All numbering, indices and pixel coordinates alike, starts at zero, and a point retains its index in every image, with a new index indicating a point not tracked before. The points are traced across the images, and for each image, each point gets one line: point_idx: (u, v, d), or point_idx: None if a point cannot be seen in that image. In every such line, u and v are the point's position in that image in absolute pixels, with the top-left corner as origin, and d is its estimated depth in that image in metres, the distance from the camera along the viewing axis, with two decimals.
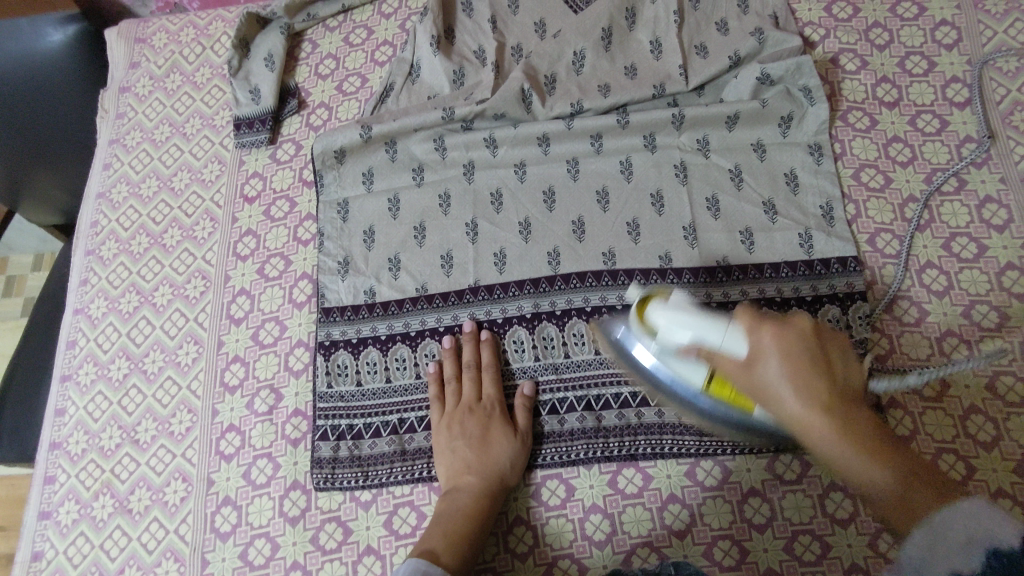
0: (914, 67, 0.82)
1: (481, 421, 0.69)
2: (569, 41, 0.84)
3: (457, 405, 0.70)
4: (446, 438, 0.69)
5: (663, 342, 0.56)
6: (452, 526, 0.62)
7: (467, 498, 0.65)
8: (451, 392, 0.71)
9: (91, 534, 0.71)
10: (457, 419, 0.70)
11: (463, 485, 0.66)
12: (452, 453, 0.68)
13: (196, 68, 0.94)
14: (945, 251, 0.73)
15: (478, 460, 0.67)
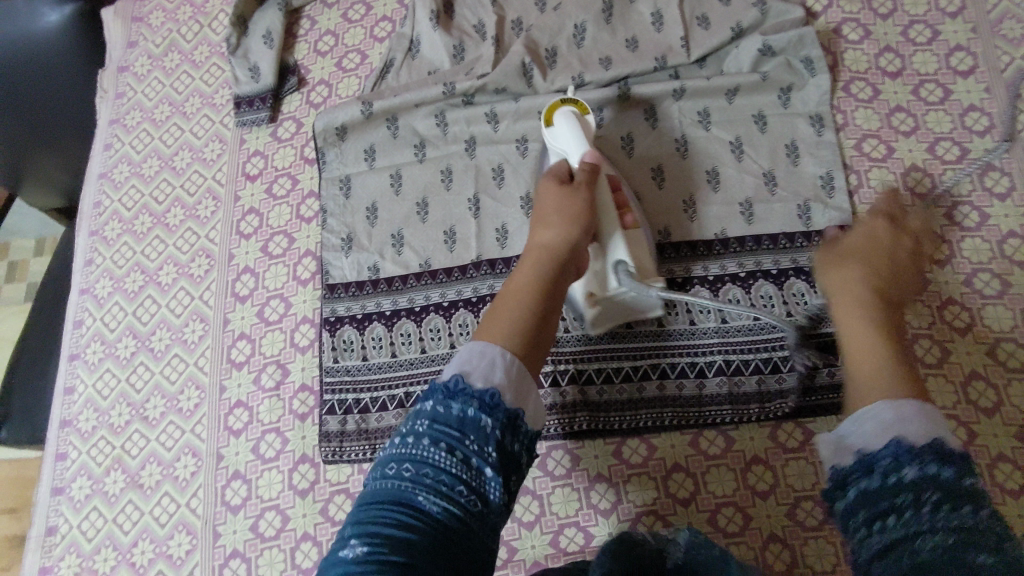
0: (917, 36, 0.81)
1: (580, 206, 0.62)
2: (570, 14, 0.83)
3: (557, 189, 0.63)
4: (542, 237, 0.60)
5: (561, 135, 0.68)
6: (524, 311, 0.53)
7: (545, 302, 0.55)
8: (555, 185, 0.64)
9: (104, 509, 0.73)
10: (566, 199, 0.62)
11: (547, 278, 0.56)
12: (547, 240, 0.59)
13: (194, 46, 0.94)
14: (946, 220, 0.73)
15: (564, 255, 0.59)
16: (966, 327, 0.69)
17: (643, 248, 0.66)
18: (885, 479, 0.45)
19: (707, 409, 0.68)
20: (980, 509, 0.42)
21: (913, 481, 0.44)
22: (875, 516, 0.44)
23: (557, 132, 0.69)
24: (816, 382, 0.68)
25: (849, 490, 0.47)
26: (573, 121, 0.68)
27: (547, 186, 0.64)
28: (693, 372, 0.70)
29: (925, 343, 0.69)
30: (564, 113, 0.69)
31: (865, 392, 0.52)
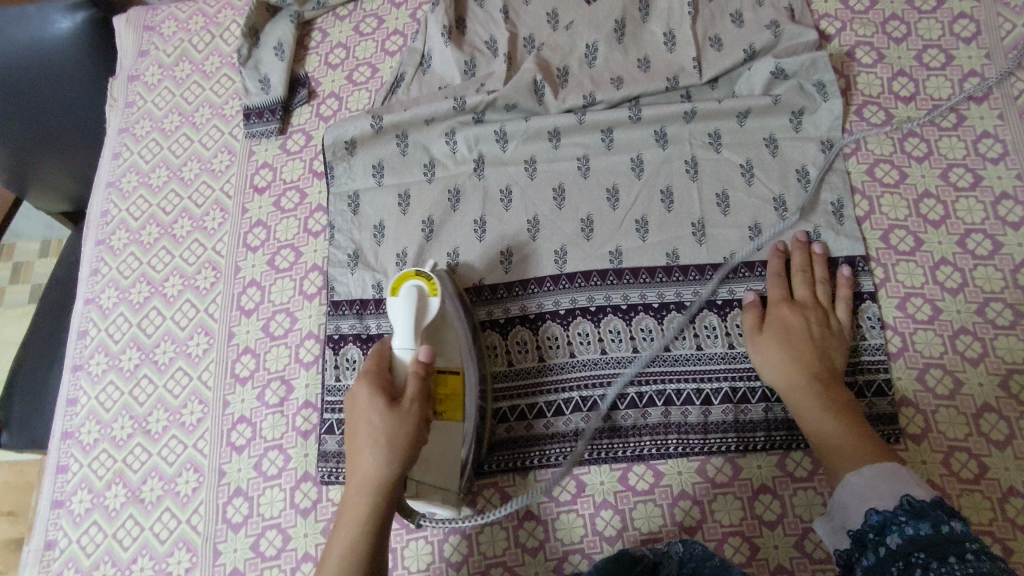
0: (931, 60, 0.81)
1: (407, 432, 0.57)
2: (581, 34, 0.83)
3: (384, 412, 0.57)
4: (360, 464, 0.56)
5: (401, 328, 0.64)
6: (355, 567, 0.54)
7: (371, 539, 0.55)
8: (382, 398, 0.58)
9: (104, 523, 0.72)
10: (394, 429, 0.56)
11: (370, 527, 0.55)
12: (363, 469, 0.56)
13: (205, 56, 0.93)
14: (959, 247, 0.73)
15: (384, 485, 0.56)
16: (979, 357, 0.68)
17: (450, 452, 0.65)
18: (937, 526, 0.47)
19: (712, 437, 0.68)
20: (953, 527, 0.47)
21: (964, 533, 0.46)
22: (932, 555, 0.46)
23: (396, 309, 0.64)
24: None
25: (894, 536, 0.49)
26: (415, 303, 0.64)
27: (372, 393, 0.58)
28: (699, 399, 0.69)
29: (936, 373, 0.68)
30: (410, 293, 0.64)
31: (842, 461, 0.59)
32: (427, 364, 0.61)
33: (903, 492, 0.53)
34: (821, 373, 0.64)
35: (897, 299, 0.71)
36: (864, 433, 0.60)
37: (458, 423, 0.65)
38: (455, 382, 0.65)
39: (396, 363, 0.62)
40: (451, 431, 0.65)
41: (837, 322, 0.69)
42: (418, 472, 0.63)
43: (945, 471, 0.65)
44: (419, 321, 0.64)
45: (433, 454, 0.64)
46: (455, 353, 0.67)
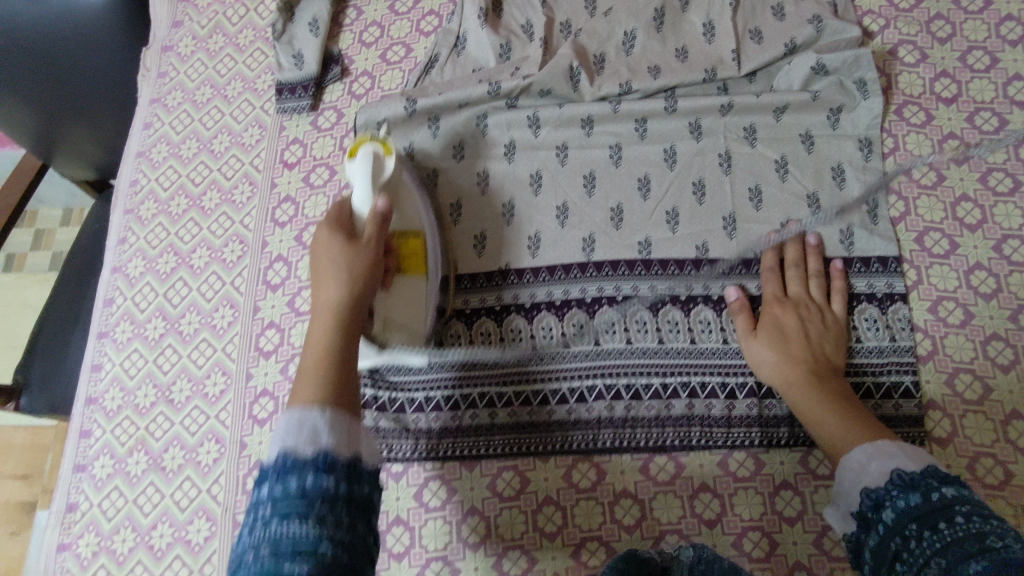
0: (975, 62, 0.79)
1: (369, 262, 0.61)
2: (620, 21, 0.82)
3: (342, 245, 0.62)
4: (324, 294, 0.59)
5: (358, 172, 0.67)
6: (334, 350, 0.55)
7: (342, 338, 0.56)
8: (342, 235, 0.63)
9: (125, 489, 0.73)
10: (349, 257, 0.61)
11: (335, 336, 0.56)
12: (328, 298, 0.58)
13: (239, 30, 0.94)
14: (995, 252, 0.72)
15: (351, 307, 0.58)
16: (1011, 364, 0.67)
17: (415, 312, 0.69)
18: (927, 495, 0.48)
19: (736, 431, 0.68)
20: (944, 495, 0.48)
21: (953, 497, 0.48)
22: (926, 525, 0.47)
23: (354, 170, 0.68)
24: None
25: (889, 511, 0.50)
26: (371, 162, 0.67)
27: (332, 231, 0.63)
28: (724, 392, 0.69)
29: (965, 377, 0.68)
30: (366, 153, 0.68)
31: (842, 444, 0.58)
32: (386, 212, 0.65)
33: (892, 467, 0.53)
34: (814, 366, 0.65)
35: (929, 302, 0.70)
36: (861, 419, 0.60)
37: (421, 277, 0.69)
38: (414, 240, 0.69)
39: (357, 216, 0.66)
40: (415, 285, 0.69)
41: (830, 316, 0.69)
42: (383, 312, 0.67)
43: (971, 476, 0.64)
44: (377, 177, 0.68)
45: (397, 307, 0.68)
46: (414, 215, 0.71)
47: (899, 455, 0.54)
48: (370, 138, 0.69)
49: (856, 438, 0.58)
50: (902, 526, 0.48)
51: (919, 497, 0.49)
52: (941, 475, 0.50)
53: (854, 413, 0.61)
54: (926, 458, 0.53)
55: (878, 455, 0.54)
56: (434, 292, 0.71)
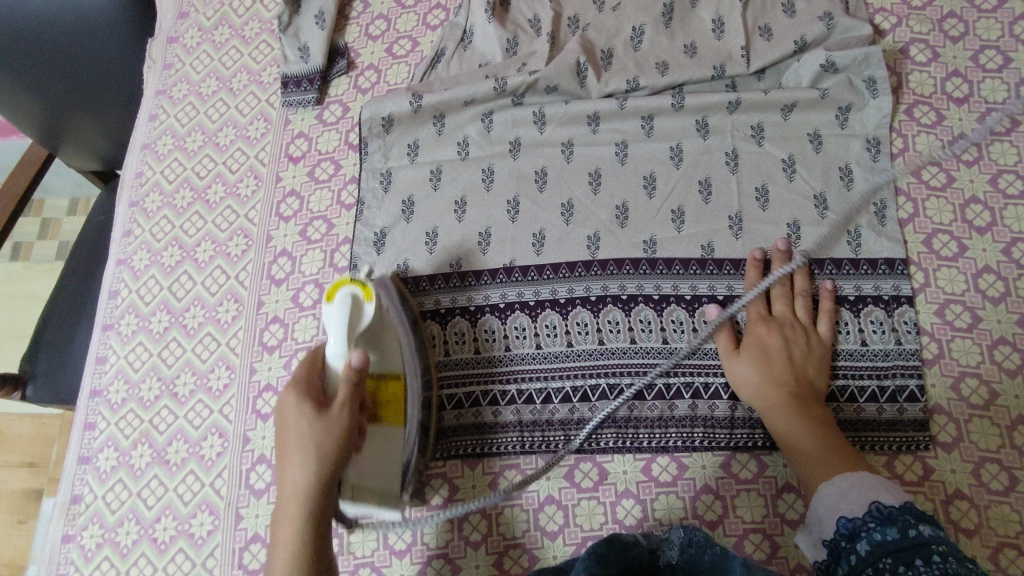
0: (988, 62, 0.78)
1: (340, 434, 0.54)
2: (628, 16, 0.81)
3: (312, 418, 0.54)
4: (289, 476, 0.53)
5: (333, 334, 0.57)
6: (303, 536, 0.52)
7: (310, 531, 0.52)
8: (310, 406, 0.55)
9: (129, 482, 0.73)
10: (322, 432, 0.54)
11: (306, 535, 0.52)
12: (295, 481, 0.53)
13: (245, 22, 0.93)
14: (1004, 256, 0.71)
15: (318, 492, 0.53)
16: (1017, 369, 0.67)
17: (392, 461, 0.62)
18: (905, 531, 0.47)
19: (739, 432, 0.67)
20: (920, 532, 0.47)
21: (931, 536, 0.46)
22: (900, 560, 0.45)
23: (330, 314, 0.57)
24: (852, 414, 0.67)
25: (863, 543, 0.49)
26: (349, 310, 0.56)
27: (300, 398, 0.55)
28: (728, 393, 0.69)
29: (971, 382, 0.67)
30: (344, 298, 0.56)
31: (817, 474, 0.59)
32: (362, 370, 0.56)
33: (871, 499, 0.52)
34: (798, 392, 0.65)
35: (935, 305, 0.70)
36: (837, 449, 0.60)
37: (398, 428, 0.63)
38: (393, 387, 0.62)
39: (330, 372, 0.57)
40: (392, 437, 0.62)
41: (817, 337, 0.68)
42: (352, 475, 0.59)
43: (975, 481, 0.64)
44: (353, 330, 0.57)
45: (371, 470, 0.60)
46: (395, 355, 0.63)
47: (881, 489, 0.53)
48: (351, 279, 0.58)
49: (830, 469, 0.58)
50: (876, 557, 0.47)
51: (896, 532, 0.48)
52: (925, 516, 0.49)
53: (830, 442, 0.61)
54: (903, 493, 0.53)
55: (855, 487, 0.54)
56: (413, 429, 0.66)
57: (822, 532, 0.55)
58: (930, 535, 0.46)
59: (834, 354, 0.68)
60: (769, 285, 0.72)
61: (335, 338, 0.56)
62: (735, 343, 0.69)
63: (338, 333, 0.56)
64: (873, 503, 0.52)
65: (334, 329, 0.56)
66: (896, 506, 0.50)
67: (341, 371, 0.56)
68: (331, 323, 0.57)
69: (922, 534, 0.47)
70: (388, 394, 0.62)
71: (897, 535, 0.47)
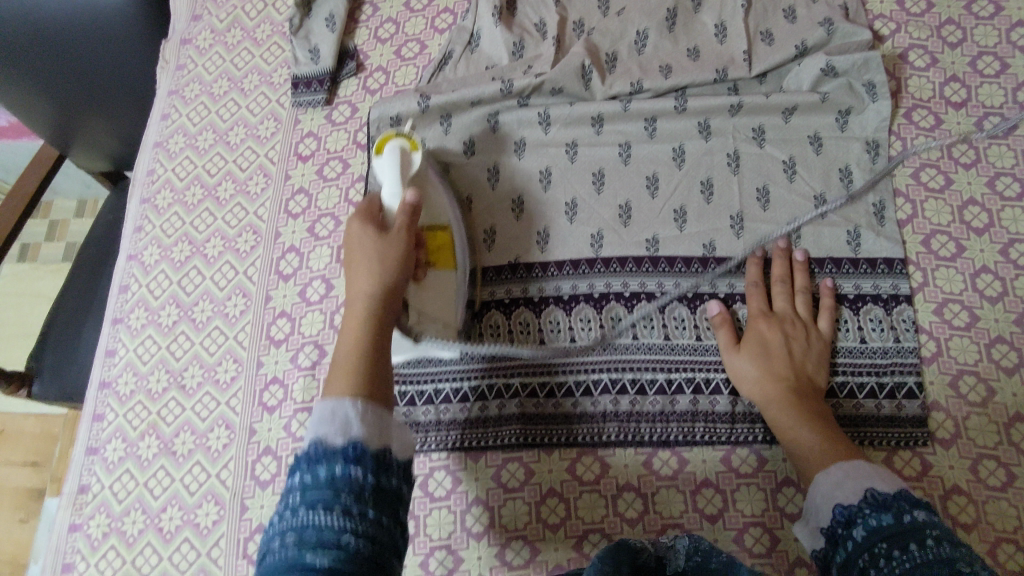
0: (985, 67, 0.80)
1: (401, 252, 0.61)
2: (632, 20, 0.83)
3: (375, 236, 0.61)
4: (356, 290, 0.59)
5: (384, 166, 0.67)
6: (354, 347, 0.54)
7: (378, 312, 0.58)
8: (373, 225, 0.62)
9: (136, 472, 0.74)
10: (384, 245, 0.61)
11: (369, 332, 0.56)
12: (363, 286, 0.59)
13: (257, 24, 0.95)
14: (1001, 256, 0.72)
15: (382, 299, 0.58)
16: (1015, 367, 0.68)
17: (444, 297, 0.68)
18: (900, 517, 0.49)
19: (739, 426, 0.68)
20: (915, 518, 0.48)
21: (925, 521, 0.48)
22: (895, 544, 0.47)
23: (381, 164, 0.67)
24: (851, 410, 0.68)
25: (859, 528, 0.50)
26: (398, 158, 0.67)
27: (364, 222, 0.62)
28: (728, 388, 0.70)
29: (970, 380, 0.68)
30: (393, 148, 0.67)
31: (815, 463, 0.59)
32: (415, 206, 0.64)
33: (865, 487, 0.53)
34: (796, 386, 0.65)
35: (934, 304, 0.71)
36: (835, 440, 0.61)
37: (449, 269, 0.69)
38: (441, 235, 0.69)
39: (386, 210, 0.66)
40: (444, 278, 0.69)
41: (817, 333, 0.69)
42: (422, 304, 0.67)
43: (973, 477, 0.65)
44: (404, 172, 0.67)
45: (429, 300, 0.67)
46: (439, 205, 0.71)
47: (875, 476, 0.54)
48: (397, 136, 0.69)
49: (828, 458, 0.59)
50: (871, 543, 0.48)
51: (892, 518, 0.49)
52: (920, 501, 0.50)
53: (829, 432, 0.61)
54: (897, 481, 0.54)
55: (850, 476, 0.55)
56: (463, 292, 0.71)
57: (818, 522, 0.56)
58: (924, 519, 0.48)
59: (834, 350, 0.70)
60: (769, 282, 0.73)
61: (388, 191, 0.66)
62: (735, 338, 0.70)
63: (393, 180, 0.66)
64: (868, 490, 0.53)
65: (383, 166, 0.67)
66: (891, 493, 0.52)
67: (396, 209, 0.64)
68: (387, 172, 0.67)
69: (916, 519, 0.48)
70: (437, 238, 0.69)
71: (891, 521, 0.49)
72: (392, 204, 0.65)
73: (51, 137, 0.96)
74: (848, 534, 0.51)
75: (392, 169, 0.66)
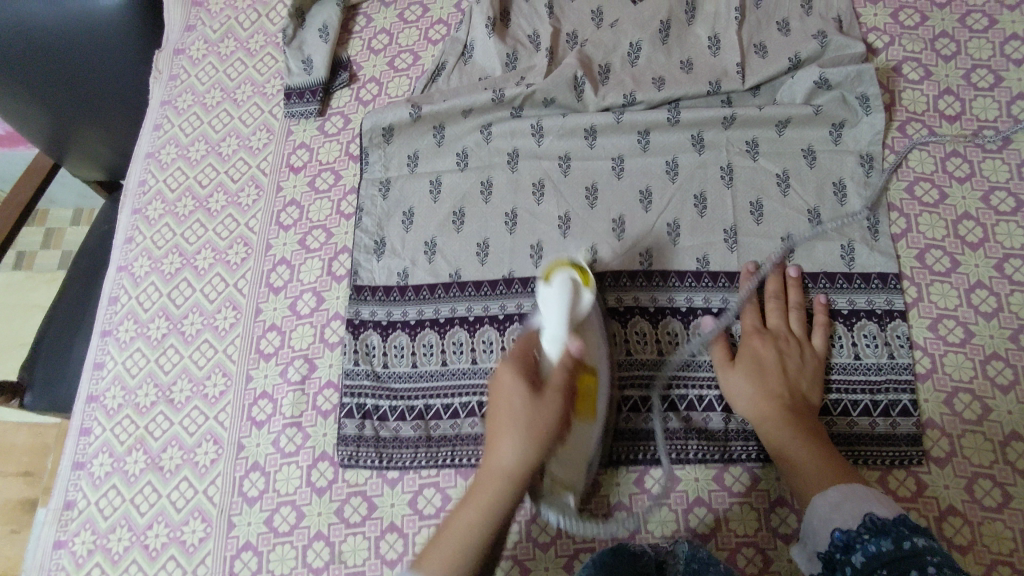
0: (980, 80, 0.79)
1: (553, 420, 0.54)
2: (626, 32, 0.82)
3: (527, 399, 0.54)
4: (499, 455, 0.53)
5: (549, 303, 0.59)
6: (492, 508, 0.53)
7: (505, 514, 0.53)
8: (524, 381, 0.55)
9: (123, 488, 0.73)
10: (535, 413, 0.54)
11: (497, 515, 0.53)
12: (504, 462, 0.53)
13: (250, 35, 0.95)
14: (996, 271, 0.71)
15: (522, 476, 0.53)
16: (1010, 384, 0.67)
17: (582, 454, 0.61)
18: (899, 542, 0.48)
19: (733, 444, 0.67)
20: (916, 543, 0.47)
21: (925, 547, 0.46)
22: (895, 571, 0.46)
23: (547, 296, 0.60)
24: (845, 428, 0.67)
25: (858, 554, 0.49)
26: (569, 293, 0.59)
27: (517, 373, 0.56)
28: (721, 405, 0.69)
29: (964, 397, 0.67)
30: (562, 280, 0.60)
31: (810, 482, 0.59)
32: (574, 360, 0.58)
33: (864, 511, 0.53)
34: (791, 404, 0.65)
35: (928, 320, 0.70)
36: (829, 460, 0.60)
37: (590, 422, 0.62)
38: (590, 377, 0.61)
39: (542, 357, 0.59)
40: (586, 431, 0.61)
41: (811, 349, 0.68)
42: (553, 470, 0.60)
43: (968, 497, 0.64)
44: (574, 313, 0.60)
45: (567, 463, 0.61)
46: (594, 351, 0.63)
47: (875, 500, 0.53)
48: (567, 265, 0.62)
49: (823, 479, 0.58)
50: (871, 570, 0.48)
51: (892, 544, 0.48)
52: (921, 526, 0.49)
53: (823, 452, 0.61)
54: (895, 504, 0.53)
55: (848, 498, 0.54)
56: (598, 432, 0.64)
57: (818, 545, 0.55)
58: (927, 545, 0.47)
59: (827, 366, 0.69)
60: (763, 297, 0.72)
61: (548, 330, 0.59)
62: (728, 354, 0.69)
63: (553, 325, 0.58)
64: (867, 514, 0.52)
65: (547, 302, 0.60)
66: (892, 517, 0.51)
67: (556, 359, 0.58)
68: (546, 301, 0.60)
69: (917, 544, 0.47)
70: (586, 382, 0.61)
71: (891, 547, 0.48)
72: (551, 353, 0.58)
73: (44, 147, 0.95)
74: (848, 559, 0.50)
75: (552, 309, 0.59)
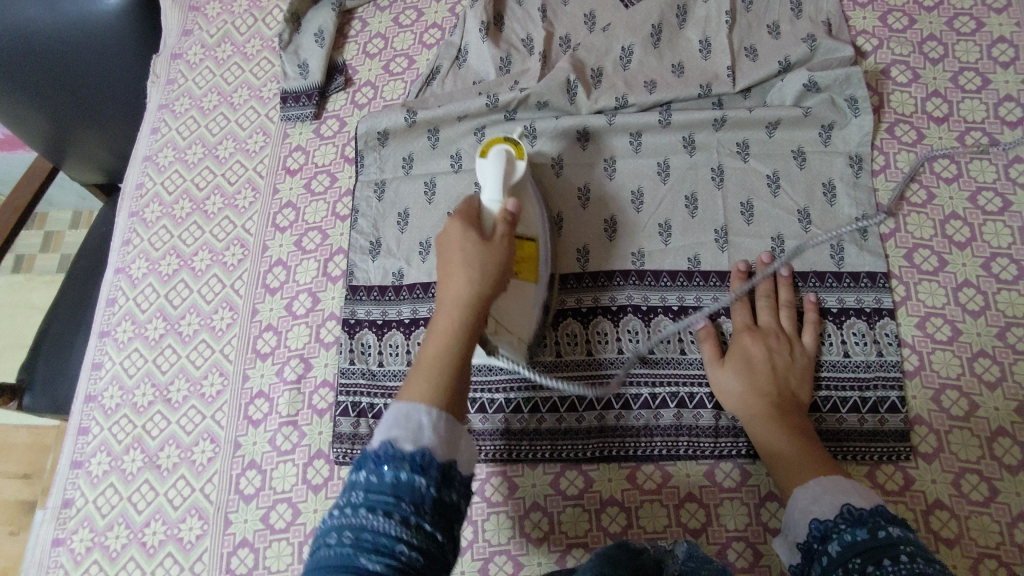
0: (967, 83, 0.80)
1: (502, 263, 0.57)
2: (617, 36, 0.84)
3: (478, 242, 0.57)
4: (453, 289, 0.54)
5: (488, 167, 0.65)
6: (458, 341, 0.52)
7: (469, 333, 0.53)
8: (473, 230, 0.58)
9: (120, 486, 0.74)
10: (486, 253, 0.56)
11: (461, 336, 0.52)
12: (459, 293, 0.54)
13: (247, 39, 0.96)
14: (984, 270, 0.72)
15: (481, 304, 0.54)
16: (996, 381, 0.68)
17: (525, 317, 0.64)
18: (875, 532, 0.48)
19: (723, 441, 0.68)
20: (890, 533, 0.48)
21: (899, 537, 0.47)
22: (868, 560, 0.47)
23: (484, 167, 0.65)
24: (834, 425, 0.68)
25: (834, 544, 0.50)
26: (504, 161, 0.65)
27: (464, 223, 0.59)
28: (712, 403, 0.70)
29: (952, 394, 0.68)
30: (499, 151, 0.65)
31: (794, 477, 0.59)
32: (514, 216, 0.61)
33: (842, 502, 0.53)
34: (779, 401, 0.65)
35: (916, 318, 0.71)
36: (814, 456, 0.61)
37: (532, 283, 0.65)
38: (529, 247, 0.65)
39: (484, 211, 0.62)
40: (527, 292, 0.64)
41: (800, 347, 0.69)
42: (499, 351, 0.61)
43: (955, 492, 0.65)
44: (507, 179, 0.65)
45: (512, 305, 0.62)
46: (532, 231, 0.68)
47: (856, 492, 0.54)
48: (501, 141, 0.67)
49: (806, 474, 0.59)
50: (845, 559, 0.48)
51: (867, 534, 0.49)
52: (897, 518, 0.50)
53: (808, 448, 0.61)
54: (875, 496, 0.53)
55: (829, 491, 0.55)
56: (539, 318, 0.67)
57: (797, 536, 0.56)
58: (900, 535, 0.47)
59: (817, 363, 0.70)
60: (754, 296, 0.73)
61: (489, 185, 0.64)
62: (718, 352, 0.70)
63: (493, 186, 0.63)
64: (845, 506, 0.53)
65: (487, 167, 0.65)
66: (868, 509, 0.52)
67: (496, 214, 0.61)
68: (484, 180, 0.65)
69: (890, 534, 0.48)
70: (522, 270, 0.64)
71: (867, 537, 0.49)
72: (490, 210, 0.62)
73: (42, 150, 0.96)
74: (824, 549, 0.51)
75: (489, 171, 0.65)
